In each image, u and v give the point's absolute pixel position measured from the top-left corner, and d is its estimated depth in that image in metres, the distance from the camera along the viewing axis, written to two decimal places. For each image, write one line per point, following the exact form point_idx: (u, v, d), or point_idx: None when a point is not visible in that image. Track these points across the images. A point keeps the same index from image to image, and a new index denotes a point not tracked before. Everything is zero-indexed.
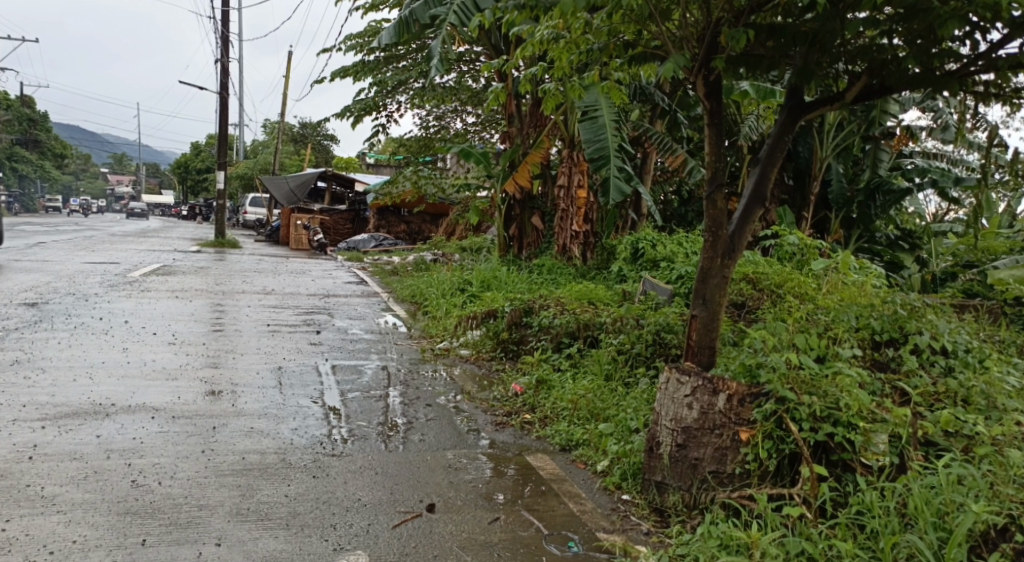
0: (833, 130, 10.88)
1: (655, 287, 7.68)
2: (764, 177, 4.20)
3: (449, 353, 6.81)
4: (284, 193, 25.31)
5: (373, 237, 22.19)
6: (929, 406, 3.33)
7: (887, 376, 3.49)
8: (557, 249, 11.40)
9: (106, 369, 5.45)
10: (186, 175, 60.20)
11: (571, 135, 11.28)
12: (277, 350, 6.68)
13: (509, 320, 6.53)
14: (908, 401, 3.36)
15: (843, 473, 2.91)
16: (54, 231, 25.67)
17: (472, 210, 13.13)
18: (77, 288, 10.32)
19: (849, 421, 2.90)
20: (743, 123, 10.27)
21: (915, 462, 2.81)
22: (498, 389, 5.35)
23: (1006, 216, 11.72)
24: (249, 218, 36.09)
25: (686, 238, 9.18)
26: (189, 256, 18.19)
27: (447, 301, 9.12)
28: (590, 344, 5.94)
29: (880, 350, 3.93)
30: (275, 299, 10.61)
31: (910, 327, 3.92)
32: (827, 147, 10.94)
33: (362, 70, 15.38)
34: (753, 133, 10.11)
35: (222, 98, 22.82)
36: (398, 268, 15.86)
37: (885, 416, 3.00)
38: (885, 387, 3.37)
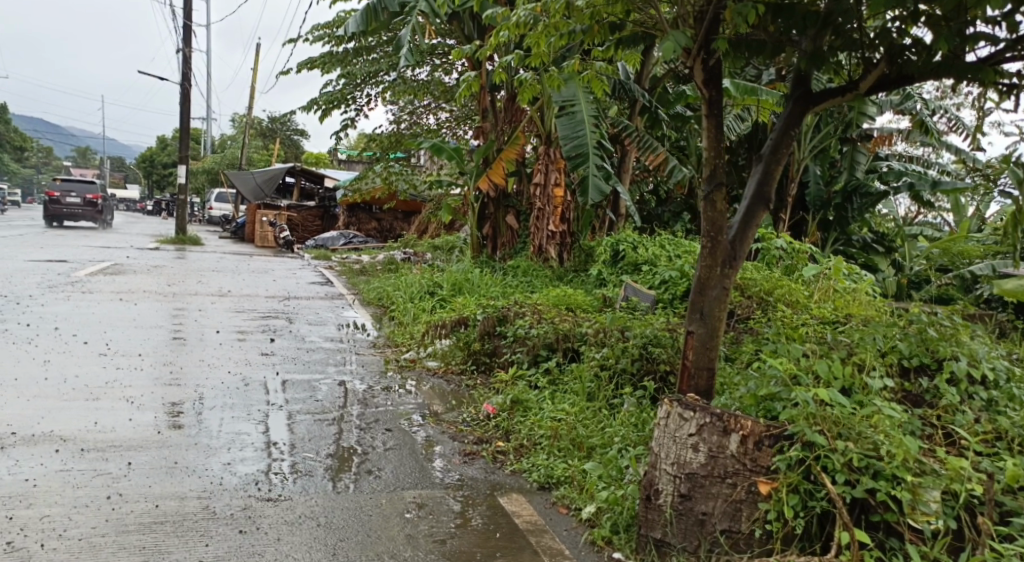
0: (811, 131, 10.39)
1: (636, 293, 7.20)
2: (768, 175, 3.67)
3: (415, 365, 6.23)
4: (251, 188, 24.49)
5: (342, 235, 21.47)
6: (982, 454, 2.84)
7: (927, 414, 3.06)
8: (533, 250, 10.88)
9: (17, 388, 4.80)
10: (152, 170, 58.72)
11: (547, 131, 10.74)
12: (222, 363, 6.04)
13: (481, 330, 5.98)
14: (954, 443, 2.94)
15: (888, 539, 2.50)
16: (8, 226, 24.65)
17: (443, 208, 12.59)
18: (13, 288, 9.57)
19: (893, 474, 2.48)
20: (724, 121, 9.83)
21: (985, 538, 2.40)
22: (468, 409, 4.78)
23: (976, 220, 11.97)
24: (216, 214, 35.14)
25: (667, 240, 8.69)
26: (146, 253, 17.36)
27: (415, 305, 8.53)
28: (571, 358, 5.41)
29: (910, 378, 3.45)
30: (231, 301, 9.94)
31: (944, 352, 3.42)
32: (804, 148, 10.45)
33: (330, 61, 14.74)
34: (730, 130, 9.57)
35: (186, 90, 21.99)
36: (366, 267, 15.23)
37: (937, 468, 2.55)
38: (927, 428, 2.93)
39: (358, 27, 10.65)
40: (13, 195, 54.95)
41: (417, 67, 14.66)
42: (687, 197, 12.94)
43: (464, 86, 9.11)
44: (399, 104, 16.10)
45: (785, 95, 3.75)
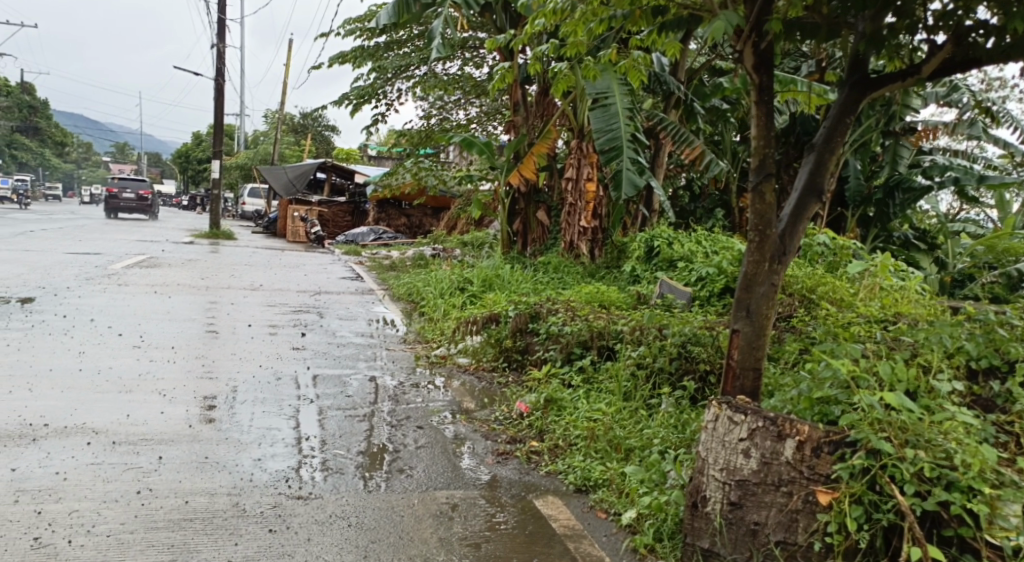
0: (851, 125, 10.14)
1: (672, 290, 7.05)
2: (821, 166, 3.50)
3: (445, 362, 6.13)
4: (283, 184, 24.67)
5: (372, 230, 21.51)
6: None
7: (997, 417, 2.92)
8: (564, 246, 10.74)
9: (50, 379, 4.78)
10: (186, 167, 59.61)
11: (580, 125, 10.57)
12: (253, 356, 5.99)
13: (513, 327, 5.85)
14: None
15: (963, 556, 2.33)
16: (46, 220, 25.11)
17: (474, 203, 12.49)
18: (50, 281, 9.68)
19: (969, 486, 2.30)
20: None
21: None
22: (500, 408, 4.66)
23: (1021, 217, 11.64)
24: (249, 210, 35.51)
25: (704, 236, 8.48)
26: (179, 248, 17.53)
27: (445, 301, 8.44)
28: (605, 356, 5.26)
29: (979, 381, 3.28)
30: (262, 295, 9.94)
31: (1015, 353, 3.23)
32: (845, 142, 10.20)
33: (361, 55, 14.74)
34: None
35: (219, 86, 22.20)
36: (396, 263, 15.21)
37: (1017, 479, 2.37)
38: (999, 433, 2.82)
39: (391, 20, 10.60)
40: (52, 192, 56.25)
41: (448, 62, 14.58)
42: (722, 193, 12.70)
43: (497, 77, 8.99)
44: (429, 99, 16.06)
45: (840, 82, 3.57)
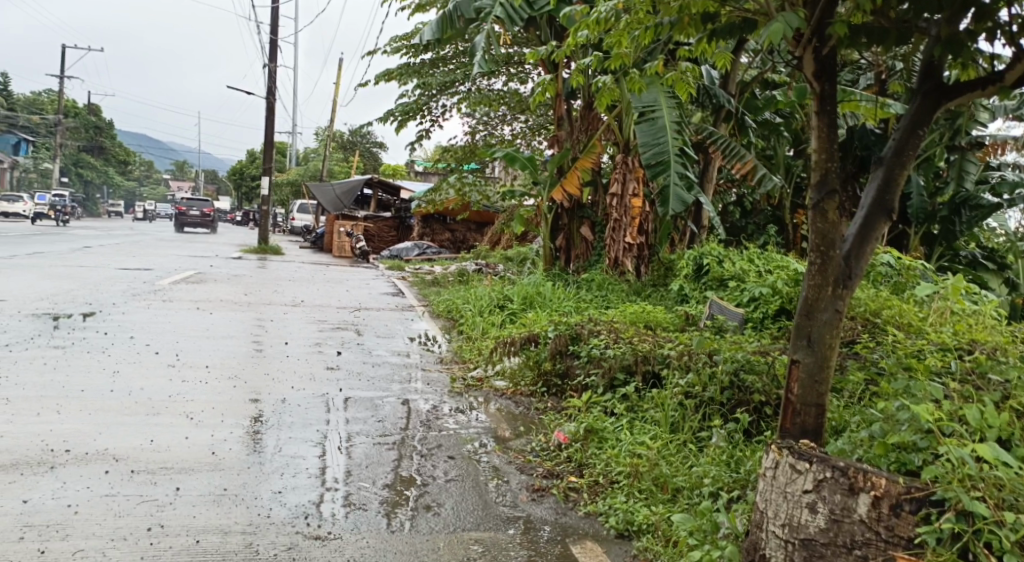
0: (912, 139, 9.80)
1: (723, 312, 6.70)
2: (891, 181, 3.17)
3: (482, 385, 5.87)
4: (330, 199, 24.89)
5: (416, 245, 21.49)
6: None
7: None
8: (609, 263, 10.44)
9: (80, 400, 4.69)
10: (240, 183, 60.98)
11: (626, 139, 10.30)
12: (287, 377, 5.85)
13: (553, 349, 5.58)
14: None
15: None
16: (104, 235, 25.83)
17: (517, 219, 12.28)
18: (97, 296, 9.79)
19: None
20: None
21: None
22: (538, 437, 4.39)
23: None
24: (298, 225, 36.05)
25: (756, 254, 8.11)
26: (227, 263, 17.75)
27: (485, 319, 8.23)
28: (651, 383, 4.95)
29: None
30: (304, 312, 9.88)
31: None
32: None
33: (406, 72, 14.75)
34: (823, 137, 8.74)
35: (269, 104, 22.57)
36: (439, 278, 15.09)
37: None
38: None
39: (434, 35, 10.53)
40: (112, 208, 58.17)
41: (493, 77, 14.47)
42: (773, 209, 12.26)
43: (539, 90, 8.75)
44: (474, 115, 15.97)
45: (911, 90, 3.24)
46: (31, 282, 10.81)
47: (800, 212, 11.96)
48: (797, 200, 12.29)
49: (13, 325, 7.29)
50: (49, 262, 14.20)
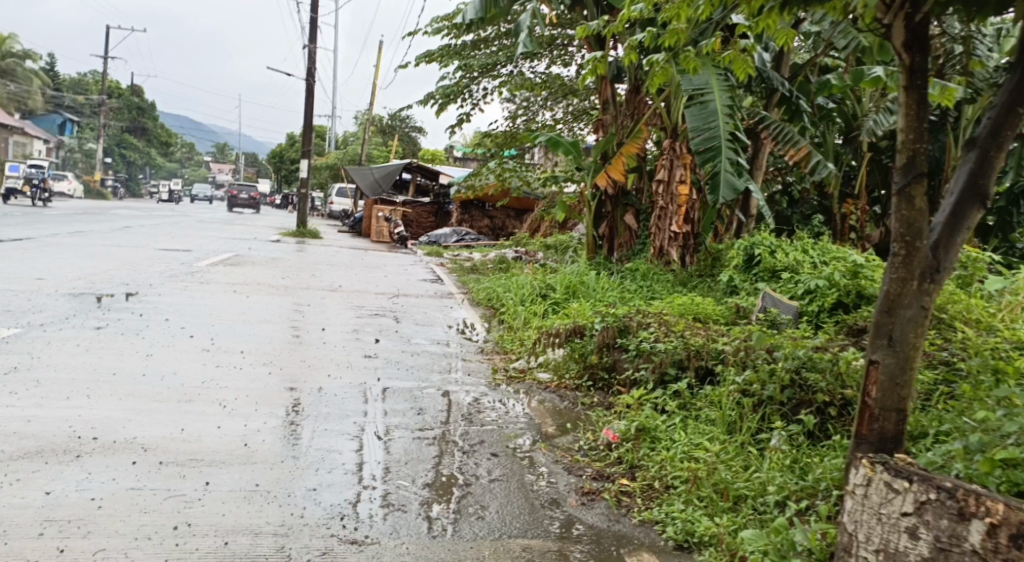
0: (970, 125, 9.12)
1: (776, 304, 6.38)
2: (986, 163, 2.87)
3: (524, 377, 5.66)
4: (369, 183, 24.85)
5: (454, 231, 21.34)
6: None
7: None
8: (653, 252, 10.14)
9: (113, 385, 4.61)
10: (280, 167, 61.60)
11: (673, 123, 9.98)
12: (324, 364, 5.71)
13: (600, 342, 5.35)
14: None
15: None
16: (147, 216, 26.17)
17: (558, 205, 12.01)
18: (136, 277, 9.79)
19: None
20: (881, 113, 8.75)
21: None
22: (584, 435, 4.17)
23: None
24: (337, 209, 36.23)
25: (811, 244, 7.76)
26: (266, 246, 17.80)
27: (526, 308, 8.01)
28: (704, 380, 4.69)
29: None
30: (341, 296, 9.78)
31: None
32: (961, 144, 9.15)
33: (448, 54, 14.54)
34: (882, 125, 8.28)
35: (311, 87, 22.58)
36: (477, 265, 14.92)
37: None
38: None
39: (477, 15, 10.32)
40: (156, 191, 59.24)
41: (535, 59, 14.19)
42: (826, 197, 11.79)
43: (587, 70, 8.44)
44: (515, 99, 15.71)
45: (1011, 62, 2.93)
46: (73, 262, 10.88)
47: (849, 202, 11.58)
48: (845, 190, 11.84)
49: (52, 305, 7.29)
50: (91, 242, 14.34)
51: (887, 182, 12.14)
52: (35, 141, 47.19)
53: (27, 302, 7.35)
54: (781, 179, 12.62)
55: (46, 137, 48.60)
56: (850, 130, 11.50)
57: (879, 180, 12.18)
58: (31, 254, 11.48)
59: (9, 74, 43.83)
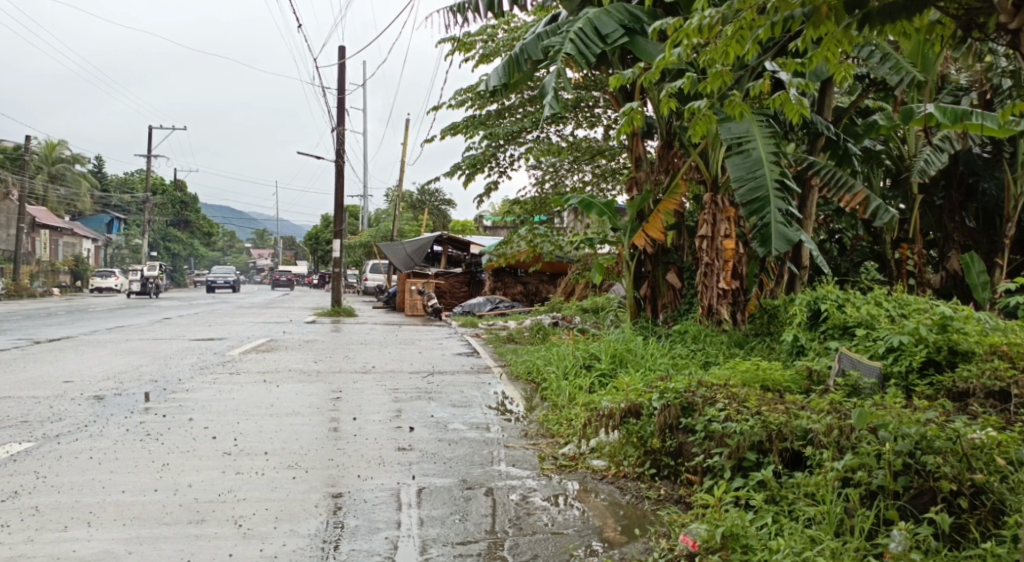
0: None
1: (855, 365, 5.73)
2: None
3: (577, 465, 5.01)
4: (400, 258, 24.63)
5: (489, 300, 20.89)
6: None
7: None
8: (701, 311, 9.46)
9: (117, 506, 4.10)
10: (315, 248, 62.39)
11: (713, 176, 9.48)
12: (354, 462, 5.13)
13: (661, 423, 4.68)
14: None
15: None
16: (185, 306, 26.31)
17: (595, 269, 11.45)
18: (165, 372, 9.43)
19: None
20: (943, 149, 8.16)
21: None
22: (660, 543, 3.53)
23: None
24: (371, 286, 36.29)
25: (882, 297, 7.14)
26: (300, 328, 17.52)
27: (571, 382, 7.37)
28: (791, 464, 4.03)
29: None
30: (374, 379, 9.26)
31: None
32: None
33: (472, 124, 14.38)
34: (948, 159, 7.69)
35: (338, 167, 22.72)
36: (515, 334, 14.37)
37: None
38: None
39: (501, 80, 10.13)
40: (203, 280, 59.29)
41: (561, 124, 13.96)
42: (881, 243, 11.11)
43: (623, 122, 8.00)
44: (542, 164, 15.40)
45: None
46: (102, 360, 10.60)
47: (902, 246, 10.94)
48: (900, 234, 11.13)
49: (70, 410, 6.88)
50: (124, 337, 14.15)
51: (944, 224, 11.43)
52: (80, 240, 48.64)
53: (46, 408, 6.94)
54: (828, 227, 11.97)
55: (91, 235, 50.10)
56: (900, 171, 10.90)
57: (936, 223, 11.50)
58: (61, 354, 11.19)
59: (58, 177, 45.94)
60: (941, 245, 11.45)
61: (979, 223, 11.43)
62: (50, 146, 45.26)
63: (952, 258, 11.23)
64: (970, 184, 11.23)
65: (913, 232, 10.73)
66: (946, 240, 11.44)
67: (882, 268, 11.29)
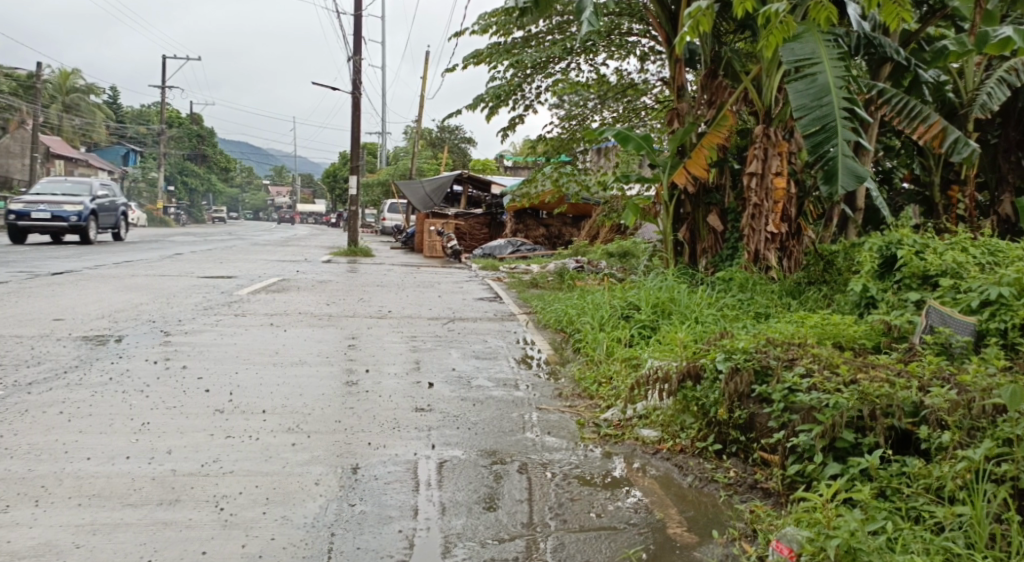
0: None
1: (945, 322, 4.97)
2: None
3: (623, 436, 4.30)
4: (420, 197, 23.74)
5: (510, 242, 20.08)
6: None
7: None
8: (747, 257, 8.59)
9: (76, 480, 3.43)
10: (333, 185, 61.42)
11: (767, 106, 8.52)
12: (365, 427, 4.45)
13: (729, 392, 3.89)
14: None
15: None
16: (200, 241, 25.74)
17: (629, 208, 10.60)
18: (166, 313, 8.76)
19: None
20: (980, 91, 9.35)
21: None
22: (739, 551, 2.81)
23: None
24: (389, 225, 35.65)
25: (967, 243, 6.29)
26: (314, 267, 16.83)
27: (607, 333, 6.64)
28: (898, 446, 3.27)
29: None
30: (390, 325, 8.55)
31: None
32: None
33: (496, 52, 13.31)
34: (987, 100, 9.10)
35: (356, 100, 21.72)
36: (538, 278, 13.64)
37: None
38: None
39: None
40: None
41: (592, 54, 12.91)
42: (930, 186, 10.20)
43: (687, 25, 7.47)
44: (570, 97, 14.37)
45: None
46: (100, 297, 9.95)
47: (953, 188, 9.96)
48: (950, 174, 10.13)
49: (53, 354, 6.22)
50: (130, 273, 13.50)
51: (998, 164, 10.28)
52: (97, 174, 48.26)
53: (27, 352, 6.29)
54: (880, 166, 10.96)
55: (108, 169, 49.55)
56: (958, 106, 9.77)
57: (989, 163, 10.42)
58: (59, 290, 10.50)
59: (72, 108, 45.16)
60: (994, 187, 10.33)
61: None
62: (64, 77, 44.31)
63: (1005, 202, 10.13)
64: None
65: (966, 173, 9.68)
66: (1000, 181, 10.32)
67: (931, 213, 10.32)
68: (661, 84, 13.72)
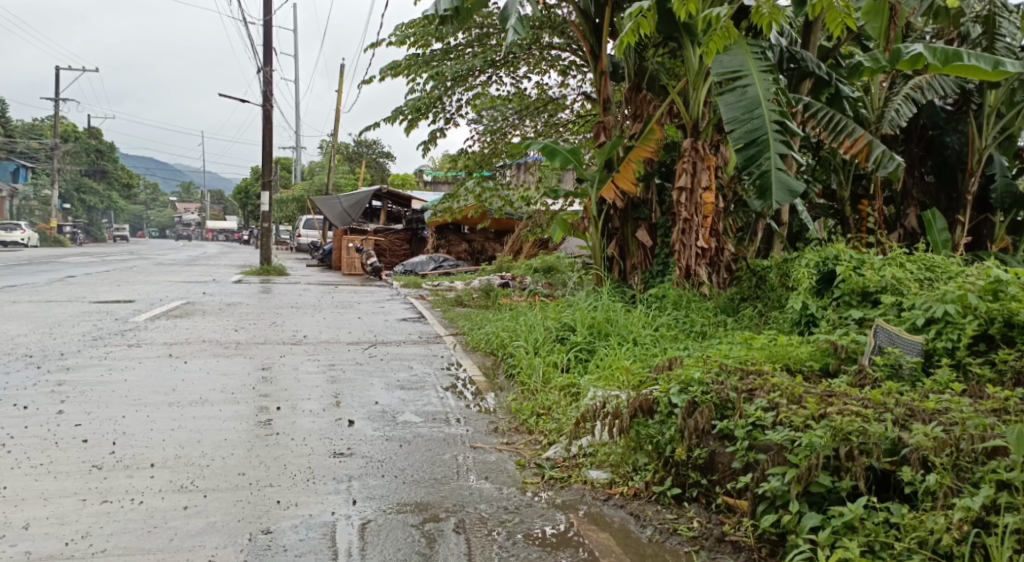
0: (995, 115, 9.42)
1: (894, 341, 4.68)
2: None
3: (569, 479, 3.85)
4: (337, 213, 22.89)
5: (432, 259, 19.50)
6: None
7: None
8: (678, 272, 8.36)
9: None
10: (245, 201, 59.20)
11: (694, 119, 8.31)
12: (275, 481, 3.85)
13: (689, 428, 3.50)
14: None
15: None
16: (100, 262, 24.07)
17: (556, 224, 10.25)
18: (48, 346, 7.82)
19: None
20: (888, 106, 9.40)
21: None
22: None
23: None
24: (305, 242, 34.46)
25: (903, 256, 6.19)
26: (223, 288, 15.80)
27: (540, 358, 6.21)
28: (879, 489, 2.95)
29: None
30: (305, 353, 7.87)
31: None
32: (988, 135, 9.40)
33: (414, 63, 12.80)
34: (900, 116, 9.18)
35: (267, 113, 20.74)
36: (462, 296, 13.15)
37: None
38: None
39: None
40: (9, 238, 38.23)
41: (513, 67, 12.59)
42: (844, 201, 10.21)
43: (628, 25, 7.28)
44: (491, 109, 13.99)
45: None
46: None
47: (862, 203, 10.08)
48: (859, 189, 10.27)
49: None
50: (13, 299, 12.26)
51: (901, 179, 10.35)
52: None
53: None
54: None
55: None
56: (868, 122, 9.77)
57: None
58: None
59: None
60: (898, 202, 10.37)
61: (938, 178, 10.39)
62: None
63: (910, 216, 10.21)
64: (931, 137, 10.20)
65: (873, 188, 9.83)
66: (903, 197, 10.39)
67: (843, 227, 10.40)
68: (583, 98, 13.53)
